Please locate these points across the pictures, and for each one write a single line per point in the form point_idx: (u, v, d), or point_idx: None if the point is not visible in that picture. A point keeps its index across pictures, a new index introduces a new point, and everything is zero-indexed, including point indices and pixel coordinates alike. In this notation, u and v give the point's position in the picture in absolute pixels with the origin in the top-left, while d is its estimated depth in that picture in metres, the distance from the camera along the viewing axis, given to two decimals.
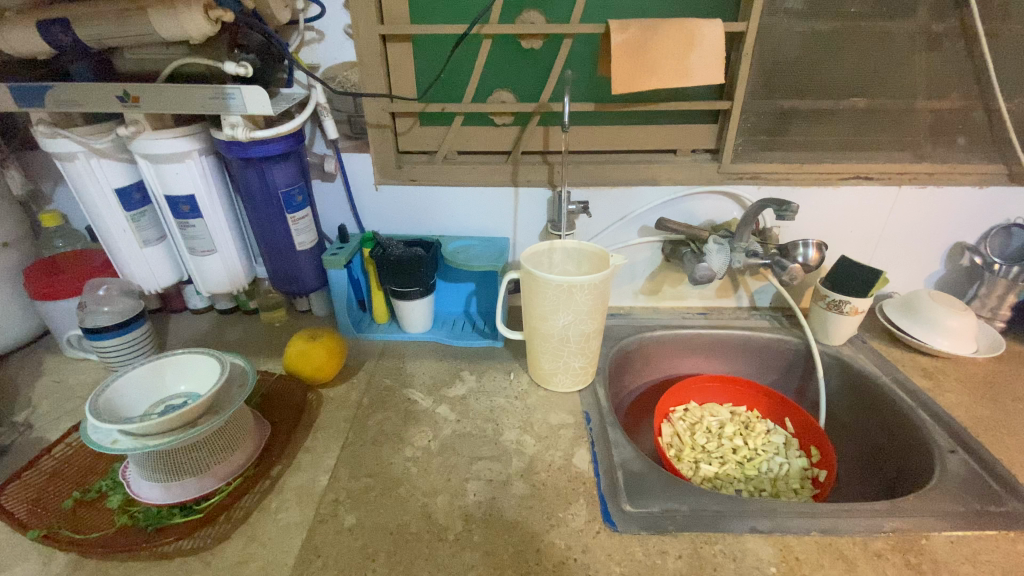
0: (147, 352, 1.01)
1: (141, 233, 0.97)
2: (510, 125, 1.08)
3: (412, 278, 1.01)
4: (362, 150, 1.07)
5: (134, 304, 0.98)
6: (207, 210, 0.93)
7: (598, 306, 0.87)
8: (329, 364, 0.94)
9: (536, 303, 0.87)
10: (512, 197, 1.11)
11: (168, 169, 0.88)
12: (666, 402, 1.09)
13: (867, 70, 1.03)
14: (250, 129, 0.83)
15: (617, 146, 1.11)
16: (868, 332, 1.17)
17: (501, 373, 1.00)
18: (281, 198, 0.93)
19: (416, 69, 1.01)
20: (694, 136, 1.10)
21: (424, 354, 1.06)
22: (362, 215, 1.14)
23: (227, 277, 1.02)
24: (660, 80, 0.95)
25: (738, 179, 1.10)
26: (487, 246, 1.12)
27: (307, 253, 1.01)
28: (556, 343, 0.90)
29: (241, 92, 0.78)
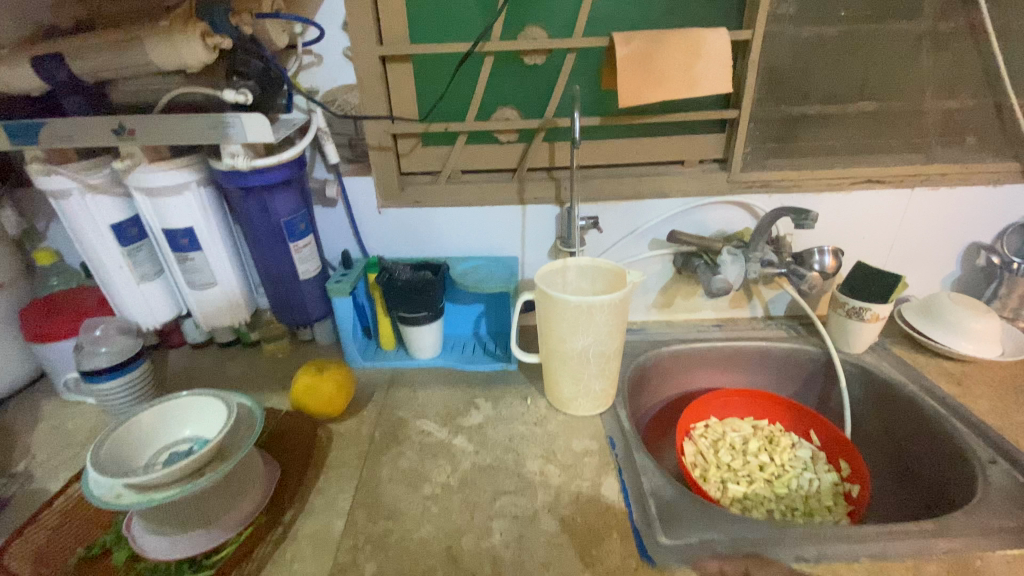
0: (146, 393, 0.97)
1: (138, 269, 0.94)
2: (515, 143, 1.05)
3: (421, 302, 0.98)
4: (364, 174, 1.03)
5: (133, 342, 0.94)
6: (207, 242, 0.90)
7: (618, 325, 0.84)
8: (338, 397, 0.91)
9: (554, 325, 0.84)
10: (519, 215, 1.09)
11: (166, 202, 0.84)
12: (687, 418, 1.06)
13: (874, 72, 1.02)
14: (251, 158, 0.80)
15: (625, 159, 1.09)
16: (889, 338, 1.14)
17: (517, 399, 0.96)
18: (283, 227, 0.89)
19: (418, 90, 0.99)
20: (704, 146, 1.07)
21: (436, 382, 1.02)
22: (365, 240, 1.10)
23: (228, 309, 0.98)
24: (668, 91, 0.94)
25: (750, 188, 1.08)
26: (495, 267, 1.09)
27: (311, 283, 0.97)
28: (576, 365, 0.86)
29: (241, 120, 0.75)
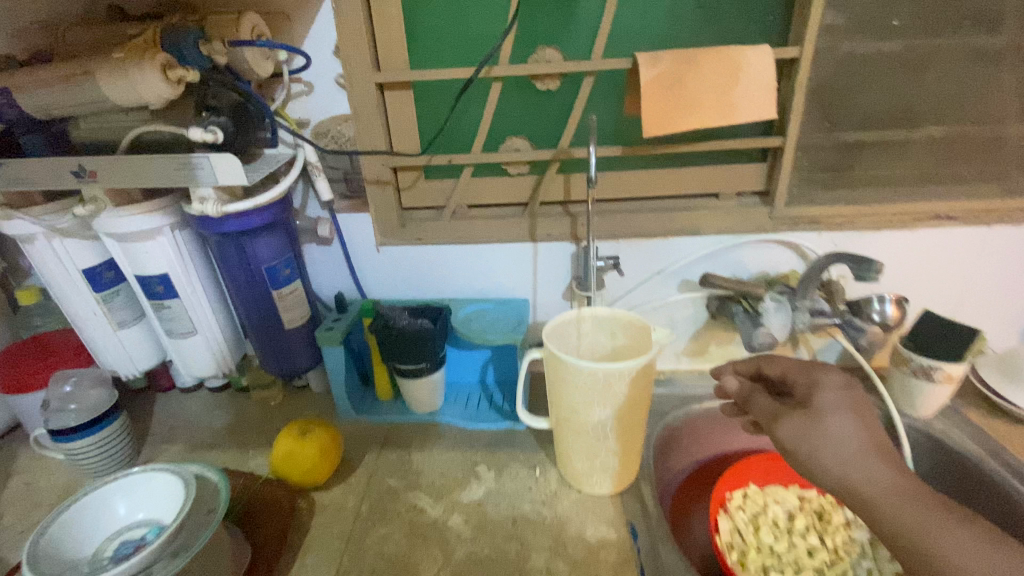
0: (122, 450, 0.89)
1: (114, 315, 0.86)
2: (526, 175, 0.95)
3: (418, 354, 0.88)
4: (361, 210, 0.94)
5: (105, 395, 0.87)
6: (184, 289, 0.82)
7: (641, 395, 0.71)
8: (321, 465, 0.81)
9: (565, 393, 0.72)
10: (531, 254, 0.98)
11: (138, 248, 0.77)
12: (721, 489, 0.91)
13: (947, 92, 0.87)
14: (223, 203, 0.71)
15: (652, 192, 0.96)
16: (961, 399, 0.98)
17: (524, 468, 0.85)
18: (264, 274, 0.80)
19: (420, 119, 0.90)
20: (743, 177, 0.94)
21: (436, 443, 0.92)
22: (362, 280, 1.01)
23: (211, 359, 0.90)
24: (700, 119, 0.82)
25: (796, 226, 0.95)
26: (503, 312, 0.98)
27: (298, 332, 0.88)
28: (592, 439, 0.74)
29: (209, 161, 0.66)
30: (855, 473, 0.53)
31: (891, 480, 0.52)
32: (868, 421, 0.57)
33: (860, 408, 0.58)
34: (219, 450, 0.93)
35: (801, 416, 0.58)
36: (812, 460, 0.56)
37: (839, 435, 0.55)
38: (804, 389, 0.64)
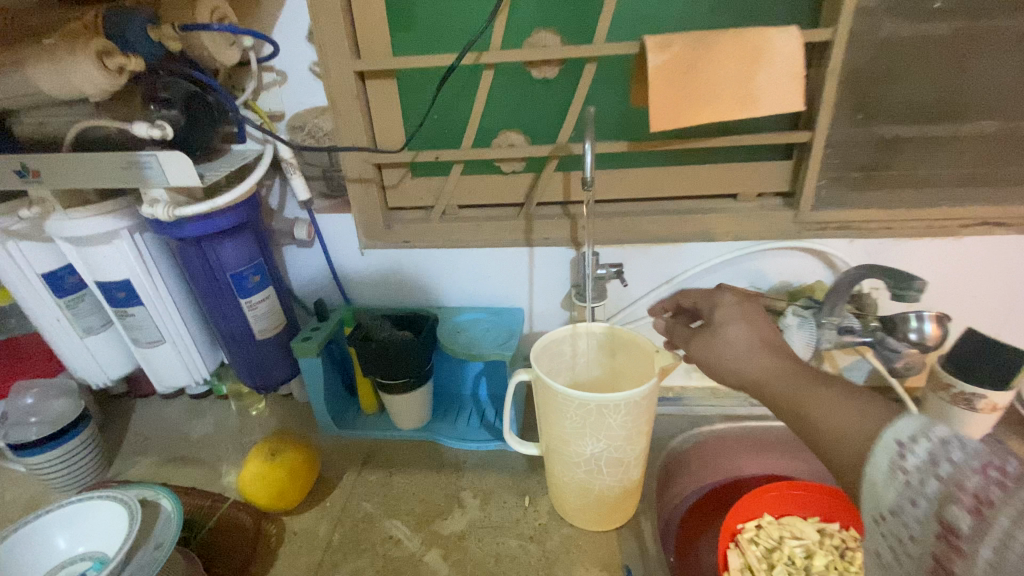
0: (88, 464, 0.84)
1: (80, 322, 0.81)
2: (521, 173, 0.86)
3: (399, 368, 0.81)
4: (342, 210, 0.87)
5: (69, 407, 0.82)
6: (148, 297, 0.76)
7: (640, 426, 0.63)
8: (290, 488, 0.74)
9: (555, 422, 0.64)
10: (527, 258, 0.90)
11: (95, 253, 0.71)
12: (733, 520, 0.81)
13: (1009, 78, 0.75)
14: (177, 205, 0.64)
15: (660, 193, 0.87)
16: (1005, 428, 0.87)
17: (513, 497, 0.77)
18: (231, 281, 0.74)
19: (404, 111, 0.81)
20: (763, 177, 0.84)
21: (419, 463, 0.85)
22: (346, 284, 0.94)
23: (183, 368, 0.85)
24: (714, 111, 0.73)
25: (822, 232, 0.85)
26: (495, 322, 0.90)
27: (271, 342, 0.82)
28: (585, 473, 0.66)
29: (157, 160, 0.60)
30: (751, 367, 0.55)
31: (775, 366, 0.53)
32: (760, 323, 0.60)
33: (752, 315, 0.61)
34: (192, 465, 0.87)
35: (703, 334, 0.62)
36: (719, 366, 0.59)
37: (729, 340, 0.59)
38: (706, 308, 0.68)
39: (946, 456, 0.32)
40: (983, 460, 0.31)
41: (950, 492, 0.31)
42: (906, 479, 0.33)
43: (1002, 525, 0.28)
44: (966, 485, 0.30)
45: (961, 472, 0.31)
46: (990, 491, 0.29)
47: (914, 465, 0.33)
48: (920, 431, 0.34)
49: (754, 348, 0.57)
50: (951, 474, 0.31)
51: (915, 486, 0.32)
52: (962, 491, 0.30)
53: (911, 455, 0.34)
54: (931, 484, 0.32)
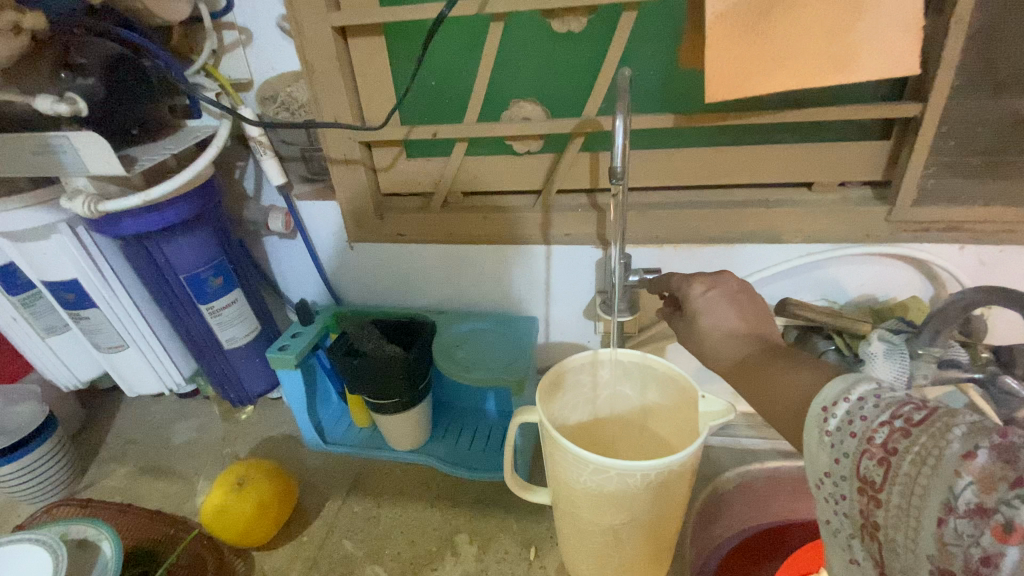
0: (59, 475, 0.77)
1: (38, 322, 0.72)
2: (537, 154, 0.69)
3: (386, 387, 0.69)
4: (326, 197, 0.74)
5: (34, 412, 0.76)
6: (101, 299, 0.66)
7: (673, 494, 0.49)
8: (258, 525, 0.65)
9: (562, 481, 0.51)
10: (543, 258, 0.75)
11: (33, 249, 0.61)
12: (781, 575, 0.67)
13: None
14: (102, 198, 0.53)
15: (712, 182, 0.69)
16: None
17: (516, 546, 0.66)
18: (187, 284, 0.63)
19: (394, 76, 0.66)
20: (851, 162, 0.65)
21: (412, 493, 0.74)
22: (334, 282, 0.82)
23: (153, 375, 0.75)
24: (791, 76, 0.54)
25: (924, 235, 0.66)
26: (503, 335, 0.76)
27: (242, 351, 0.71)
28: (602, 542, 0.53)
29: (71, 143, 0.49)
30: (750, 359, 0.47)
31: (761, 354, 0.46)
32: (761, 312, 0.50)
33: (733, 301, 0.52)
34: (168, 478, 0.79)
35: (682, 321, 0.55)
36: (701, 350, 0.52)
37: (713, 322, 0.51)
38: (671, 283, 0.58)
39: (859, 412, 0.29)
40: (893, 408, 0.28)
41: (863, 449, 0.28)
42: (832, 441, 0.30)
43: (906, 472, 0.26)
44: (875, 438, 0.28)
45: (872, 424, 0.28)
46: (895, 441, 0.27)
47: (835, 425, 0.30)
48: (841, 391, 0.31)
49: (738, 319, 0.50)
50: (863, 429, 0.29)
51: (838, 445, 0.30)
52: (875, 445, 0.28)
53: (834, 417, 0.31)
54: (847, 442, 0.29)
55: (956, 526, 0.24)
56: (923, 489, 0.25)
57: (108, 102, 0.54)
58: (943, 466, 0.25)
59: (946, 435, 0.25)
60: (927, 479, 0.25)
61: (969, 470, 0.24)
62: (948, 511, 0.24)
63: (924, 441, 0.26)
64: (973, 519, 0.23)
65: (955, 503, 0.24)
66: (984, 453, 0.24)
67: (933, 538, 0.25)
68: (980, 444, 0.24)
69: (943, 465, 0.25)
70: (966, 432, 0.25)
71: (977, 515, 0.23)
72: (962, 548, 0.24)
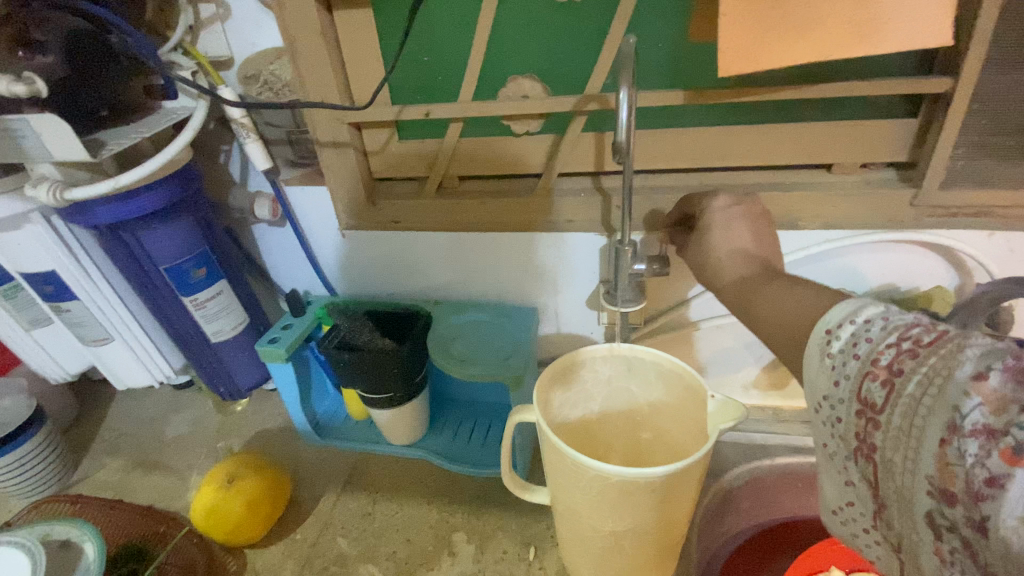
0: (50, 470, 0.76)
1: (21, 315, 0.70)
2: (537, 135, 0.65)
3: (379, 382, 0.66)
4: (315, 181, 0.70)
5: (23, 407, 0.74)
6: (83, 291, 0.63)
7: (680, 500, 0.46)
8: (248, 523, 0.63)
9: (561, 485, 0.48)
10: (543, 245, 0.71)
11: (7, 240, 0.58)
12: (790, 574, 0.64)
13: None
14: (68, 185, 0.50)
15: (722, 165, 0.65)
16: None
17: (516, 547, 0.63)
18: (169, 275, 0.60)
19: (382, 52, 0.61)
20: (873, 142, 0.60)
21: (408, 488, 0.71)
22: (327, 271, 0.79)
23: (141, 368, 0.73)
24: (810, 47, 0.49)
25: (952, 220, 0.61)
26: (502, 327, 0.73)
27: (232, 344, 0.69)
28: (603, 548, 0.50)
29: (29, 125, 0.46)
30: None
31: None
32: None
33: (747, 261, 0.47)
34: (161, 471, 0.78)
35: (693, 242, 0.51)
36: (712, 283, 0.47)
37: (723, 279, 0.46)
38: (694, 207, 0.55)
39: (864, 333, 0.29)
40: (900, 331, 0.28)
41: (867, 371, 0.28)
42: (836, 364, 0.30)
43: (911, 392, 0.26)
44: (881, 360, 0.28)
45: (877, 346, 0.28)
46: (902, 361, 0.27)
47: (839, 349, 0.30)
48: (848, 314, 0.31)
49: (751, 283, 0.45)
50: (869, 352, 0.28)
51: (841, 368, 0.30)
52: (879, 367, 0.28)
53: (837, 339, 0.31)
54: (851, 364, 0.29)
55: (961, 446, 0.23)
56: (926, 409, 0.25)
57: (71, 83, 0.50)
58: (951, 385, 0.24)
59: (957, 356, 0.24)
60: (932, 400, 0.25)
61: (979, 391, 0.23)
62: (952, 431, 0.23)
63: (933, 363, 0.25)
64: (979, 440, 0.22)
65: (961, 423, 0.23)
66: (997, 374, 0.23)
67: (935, 458, 0.24)
68: (992, 365, 0.23)
69: (950, 385, 0.24)
70: (978, 352, 0.24)
71: (984, 435, 0.22)
72: (964, 468, 0.23)
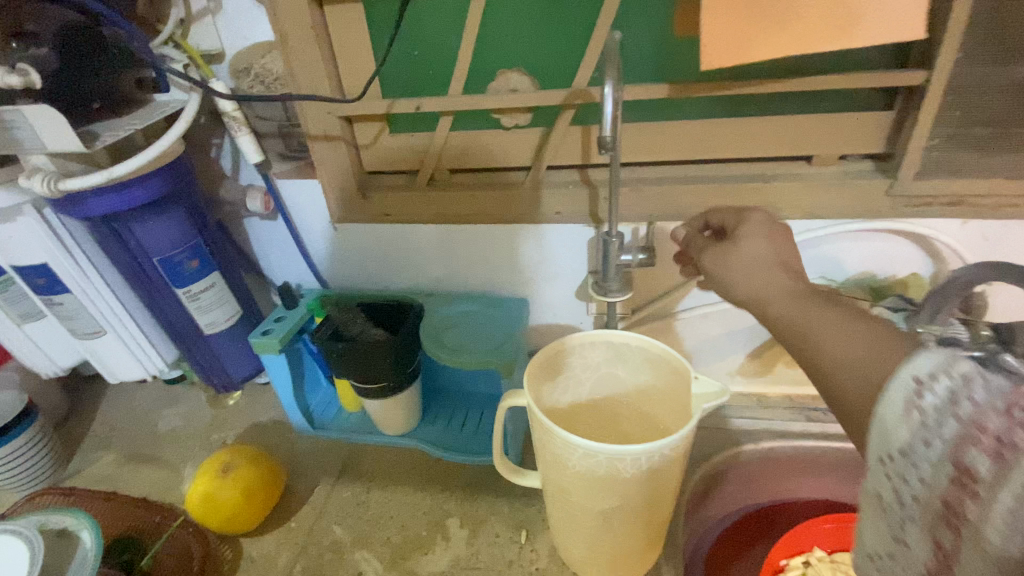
0: (42, 465, 0.76)
1: (12, 308, 0.70)
2: (526, 128, 0.67)
3: (372, 372, 0.67)
4: (307, 175, 0.71)
5: (15, 401, 0.74)
6: (75, 284, 0.64)
7: (665, 479, 0.48)
8: (244, 511, 0.64)
9: (552, 466, 0.49)
10: (533, 236, 0.72)
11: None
12: (773, 553, 0.66)
13: None
14: (62, 176, 0.51)
15: (707, 157, 0.67)
16: None
17: (508, 530, 0.65)
18: (162, 267, 0.61)
19: (373, 47, 0.62)
20: (851, 134, 0.62)
21: (401, 477, 0.73)
22: (320, 264, 0.80)
23: (134, 361, 0.73)
24: (788, 41, 0.51)
25: (927, 209, 0.64)
26: (493, 317, 0.74)
27: (225, 336, 0.69)
28: (593, 527, 0.52)
29: (23, 116, 0.46)
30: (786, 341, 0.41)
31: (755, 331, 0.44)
32: None
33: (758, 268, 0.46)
34: (155, 464, 0.78)
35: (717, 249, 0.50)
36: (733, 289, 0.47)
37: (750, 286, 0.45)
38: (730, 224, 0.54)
39: (969, 393, 0.24)
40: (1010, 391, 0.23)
41: (970, 436, 0.23)
42: (922, 419, 0.25)
43: None
44: (990, 428, 0.23)
45: (984, 410, 0.23)
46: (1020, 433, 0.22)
47: (931, 404, 0.25)
48: (940, 363, 0.25)
49: (733, 268, 0.47)
50: (972, 416, 0.23)
51: (930, 427, 0.24)
52: (983, 432, 0.23)
53: (927, 392, 0.25)
54: (949, 427, 0.24)
55: None
56: None
57: (63, 75, 0.50)
58: None
59: None
60: None
61: None
62: None
63: None
64: None
65: None
66: None
67: None
68: None
69: None
70: None
71: None
72: None
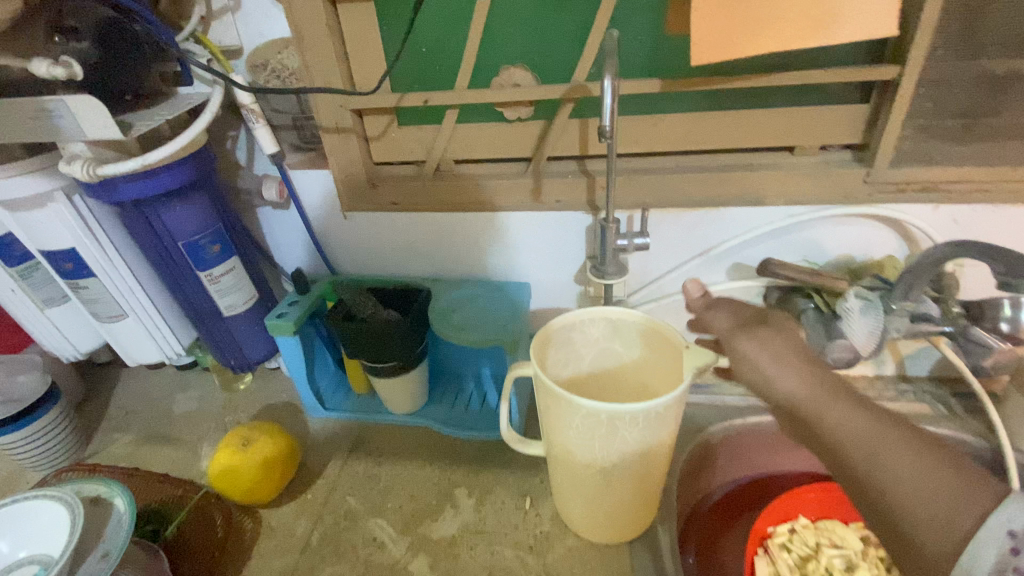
0: (64, 444, 0.79)
1: (37, 293, 0.73)
2: (528, 121, 0.71)
3: (384, 351, 0.71)
4: (319, 165, 0.75)
5: (38, 383, 0.77)
6: (101, 268, 0.67)
7: (660, 438, 0.52)
8: (264, 482, 0.68)
9: (557, 429, 0.53)
10: (534, 223, 0.76)
11: (31, 218, 0.62)
12: (760, 520, 0.71)
13: None
14: (101, 162, 0.55)
15: (697, 148, 0.71)
16: None
17: (513, 498, 0.69)
18: (185, 251, 0.64)
19: (383, 43, 0.66)
20: (830, 126, 0.67)
21: (411, 452, 0.76)
22: (329, 251, 0.83)
23: (153, 344, 0.76)
24: (770, 39, 0.56)
25: (900, 195, 0.68)
26: (496, 300, 0.78)
27: (243, 318, 0.73)
28: (595, 487, 0.56)
29: (67, 106, 0.50)
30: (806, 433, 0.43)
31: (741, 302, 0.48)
32: None
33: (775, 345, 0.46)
34: (172, 444, 0.82)
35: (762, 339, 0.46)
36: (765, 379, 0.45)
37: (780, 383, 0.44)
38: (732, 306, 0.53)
39: None
40: None
41: None
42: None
43: None
44: None
45: None
46: None
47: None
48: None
49: None
50: None
51: None
52: None
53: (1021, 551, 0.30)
54: None
55: None
56: None
57: (99, 69, 0.54)
58: None
59: None
60: None
61: None
62: None
63: None
64: None
65: None
66: None
67: None
68: None
69: None
70: None
71: None
72: None
